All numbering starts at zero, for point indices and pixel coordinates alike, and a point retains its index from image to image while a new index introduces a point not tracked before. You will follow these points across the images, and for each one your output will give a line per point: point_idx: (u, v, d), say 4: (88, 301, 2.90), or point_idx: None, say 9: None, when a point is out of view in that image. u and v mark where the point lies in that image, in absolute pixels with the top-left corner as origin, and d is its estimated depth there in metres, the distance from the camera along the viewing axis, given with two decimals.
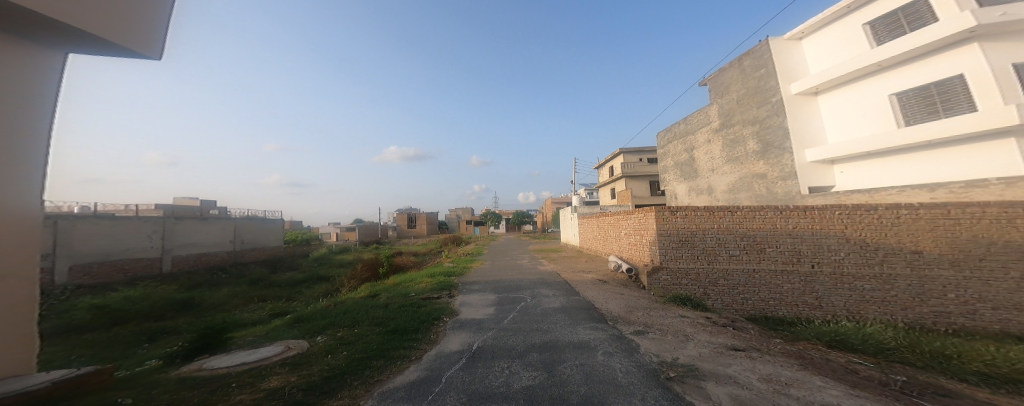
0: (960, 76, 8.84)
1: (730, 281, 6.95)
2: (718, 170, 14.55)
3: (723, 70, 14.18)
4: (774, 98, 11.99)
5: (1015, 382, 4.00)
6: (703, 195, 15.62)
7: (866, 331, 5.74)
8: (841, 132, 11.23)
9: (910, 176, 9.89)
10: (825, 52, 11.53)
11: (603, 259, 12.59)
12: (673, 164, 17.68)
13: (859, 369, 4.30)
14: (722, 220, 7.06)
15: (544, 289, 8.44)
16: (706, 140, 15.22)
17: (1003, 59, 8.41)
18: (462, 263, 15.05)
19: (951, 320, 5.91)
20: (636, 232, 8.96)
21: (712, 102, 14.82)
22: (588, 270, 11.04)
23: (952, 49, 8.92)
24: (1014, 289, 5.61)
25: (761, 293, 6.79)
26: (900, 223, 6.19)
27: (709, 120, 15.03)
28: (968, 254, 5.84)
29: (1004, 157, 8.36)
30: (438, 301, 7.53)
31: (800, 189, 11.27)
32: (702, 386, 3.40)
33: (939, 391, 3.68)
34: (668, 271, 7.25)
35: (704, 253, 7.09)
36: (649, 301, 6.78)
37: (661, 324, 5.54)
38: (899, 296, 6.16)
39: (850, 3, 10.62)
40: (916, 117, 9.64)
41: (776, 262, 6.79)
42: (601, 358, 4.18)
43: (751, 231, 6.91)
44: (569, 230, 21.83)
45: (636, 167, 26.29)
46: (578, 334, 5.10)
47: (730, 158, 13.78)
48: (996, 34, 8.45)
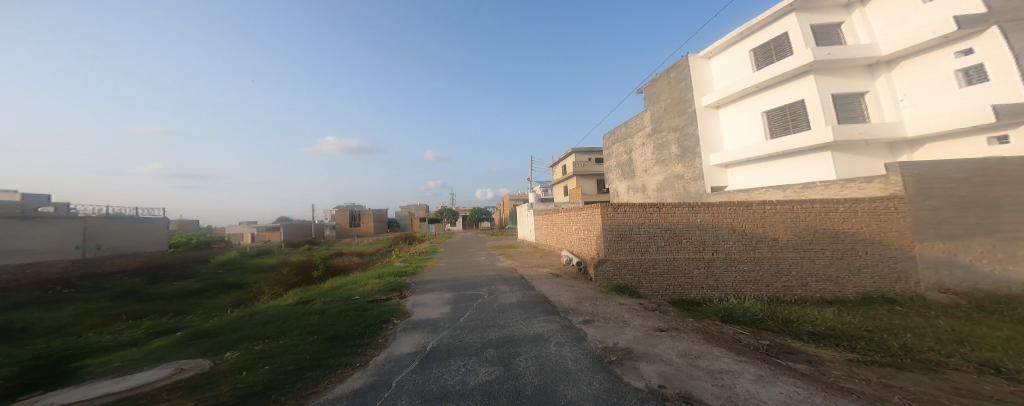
0: (802, 101, 11.14)
1: (658, 269, 7.90)
2: (650, 171, 16.22)
3: (654, 80, 15.80)
4: (690, 109, 13.83)
5: (834, 335, 5.32)
6: (638, 193, 17.27)
7: (745, 305, 7.05)
8: (732, 142, 13.35)
9: (773, 179, 12.21)
10: (726, 71, 13.55)
11: (556, 254, 13.27)
12: (616, 164, 19.23)
13: (741, 338, 5.32)
14: (652, 216, 7.96)
15: (501, 284, 8.69)
16: (641, 143, 16.84)
17: (829, 89, 10.80)
18: (415, 261, 14.71)
19: (794, 291, 7.54)
20: (584, 226, 9.67)
21: (645, 109, 16.52)
22: (542, 264, 11.54)
23: (798, 79, 11.20)
24: (827, 264, 7.46)
25: (681, 278, 7.83)
26: (765, 217, 7.67)
27: (642, 126, 16.74)
28: (803, 240, 7.54)
29: (823, 165, 10.85)
30: (389, 303, 7.27)
31: (704, 189, 13.30)
32: (637, 366, 3.90)
33: (790, 350, 4.75)
34: (611, 263, 7.96)
35: (638, 245, 7.96)
36: (588, 292, 7.40)
37: (604, 312, 6.14)
38: (765, 275, 7.65)
39: (741, 32, 12.64)
40: (777, 132, 11.93)
41: (688, 251, 7.89)
42: (553, 348, 4.51)
43: (674, 225, 7.91)
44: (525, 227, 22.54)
45: (587, 166, 27.96)
46: (533, 327, 5.40)
47: (659, 160, 15.54)
48: (827, 70, 10.82)
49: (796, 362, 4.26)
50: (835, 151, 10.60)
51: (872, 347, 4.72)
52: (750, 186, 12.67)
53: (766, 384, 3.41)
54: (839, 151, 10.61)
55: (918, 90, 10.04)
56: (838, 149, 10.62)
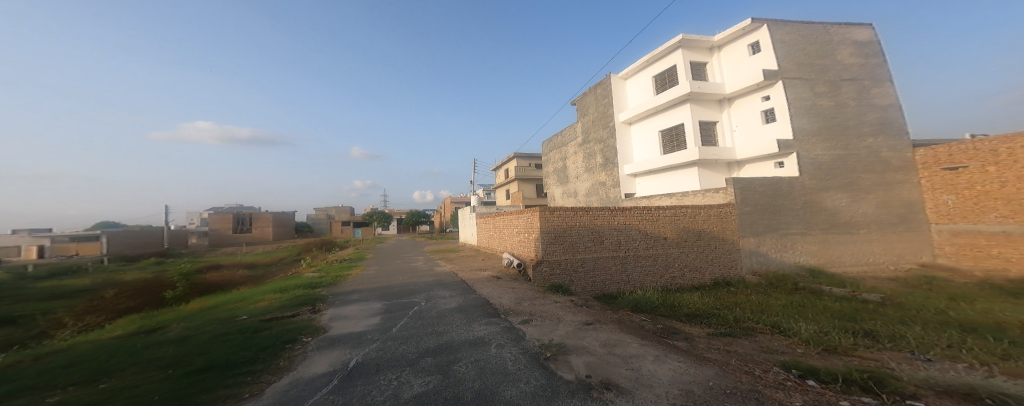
0: (682, 124, 13.58)
1: (587, 267, 8.49)
2: (582, 177, 17.59)
3: (585, 94, 17.37)
4: (611, 123, 15.60)
5: (700, 314, 6.53)
6: (571, 197, 18.56)
7: (646, 294, 8.16)
8: (637, 155, 15.43)
9: (661, 187, 14.49)
10: (635, 93, 15.62)
11: (497, 256, 13.43)
12: (553, 170, 20.39)
13: (643, 323, 6.16)
14: (582, 218, 8.59)
15: (441, 289, 8.33)
16: (574, 151, 18.23)
17: (698, 117, 13.43)
18: (337, 270, 13.48)
19: (677, 281, 9.11)
20: (521, 228, 9.92)
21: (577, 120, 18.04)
22: (483, 267, 11.55)
23: (678, 107, 13.67)
24: (694, 256, 9.31)
25: (605, 275, 8.62)
26: (659, 219, 9.13)
27: (574, 135, 18.19)
28: (682, 238, 9.25)
29: (688, 179, 13.53)
30: (291, 325, 6.11)
31: (620, 195, 15.18)
32: (568, 360, 3.87)
33: (674, 330, 5.75)
34: (548, 263, 8.22)
35: (570, 245, 8.47)
36: (522, 291, 7.48)
37: (540, 311, 6.08)
38: (659, 268, 9.04)
39: (645, 61, 14.75)
40: (666, 148, 14.27)
41: (609, 250, 8.75)
42: (494, 351, 4.15)
43: (601, 227, 8.72)
44: (466, 230, 22.32)
45: (528, 171, 29.01)
46: (473, 331, 4.96)
47: (588, 168, 17.11)
48: (697, 101, 13.44)
49: (680, 340, 5.19)
50: (703, 167, 13.18)
51: (721, 322, 5.94)
52: (647, 193, 14.83)
53: (660, 361, 3.81)
54: (706, 167, 13.22)
55: (746, 124, 13.07)
56: (705, 165, 13.24)
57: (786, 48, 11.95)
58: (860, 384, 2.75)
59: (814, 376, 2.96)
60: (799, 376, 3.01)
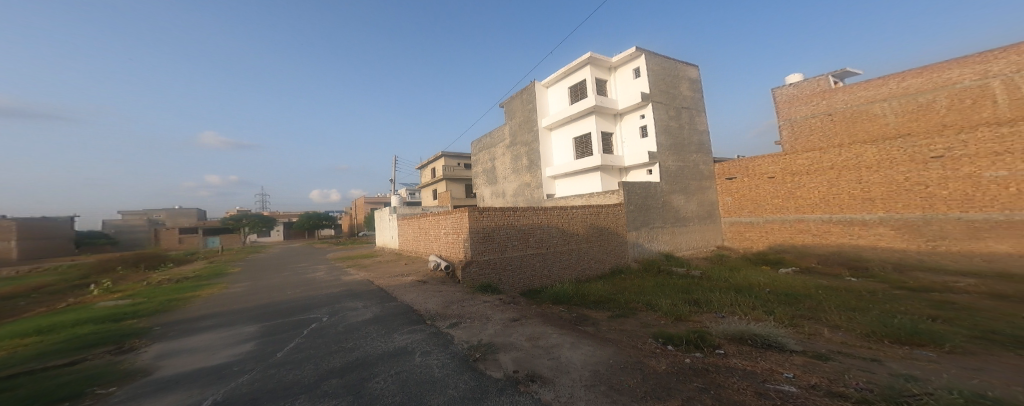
0: (589, 133, 15.18)
1: (514, 265, 8.69)
2: (509, 178, 18.19)
3: (512, 98, 17.99)
4: (536, 127, 16.48)
5: (604, 300, 7.38)
6: (499, 198, 18.93)
7: (565, 285, 8.78)
8: (555, 159, 16.68)
9: (572, 188, 15.99)
10: (555, 101, 16.82)
11: (422, 259, 12.95)
12: (481, 171, 20.59)
13: (563, 314, 6.48)
14: (509, 218, 8.76)
15: (350, 303, 7.39)
16: (502, 153, 18.69)
17: (600, 127, 15.26)
18: (166, 296, 9.54)
19: (587, 271, 10.18)
20: (449, 229, 9.71)
21: (505, 122, 18.62)
22: (405, 272, 10.91)
23: (586, 117, 15.27)
24: (599, 249, 10.58)
25: (530, 272, 8.94)
26: (573, 217, 10.05)
27: (501, 136, 18.69)
28: (590, 233, 10.42)
29: (591, 183, 15.31)
30: (72, 376, 3.66)
31: (542, 195, 16.19)
32: (498, 358, 3.71)
33: (585, 318, 6.32)
34: (477, 264, 8.10)
35: (498, 245, 8.53)
36: (450, 293, 7.27)
37: (469, 312, 5.92)
38: (575, 261, 9.92)
39: (562, 73, 16.00)
40: (578, 153, 15.73)
41: (535, 247, 9.14)
42: (418, 359, 3.78)
43: (528, 226, 9.10)
44: (386, 233, 20.74)
45: (456, 171, 28.68)
46: (394, 342, 4.51)
47: (515, 169, 17.77)
48: (601, 113, 15.23)
49: (592, 326, 5.67)
50: (604, 171, 15.03)
51: (617, 306, 6.81)
52: (563, 194, 16.15)
53: (576, 347, 4.04)
54: (607, 172, 15.10)
55: (629, 136, 15.22)
56: (606, 170, 15.11)
57: (657, 75, 14.63)
58: (702, 344, 3.61)
59: (672, 342, 3.75)
60: (663, 343, 3.78)
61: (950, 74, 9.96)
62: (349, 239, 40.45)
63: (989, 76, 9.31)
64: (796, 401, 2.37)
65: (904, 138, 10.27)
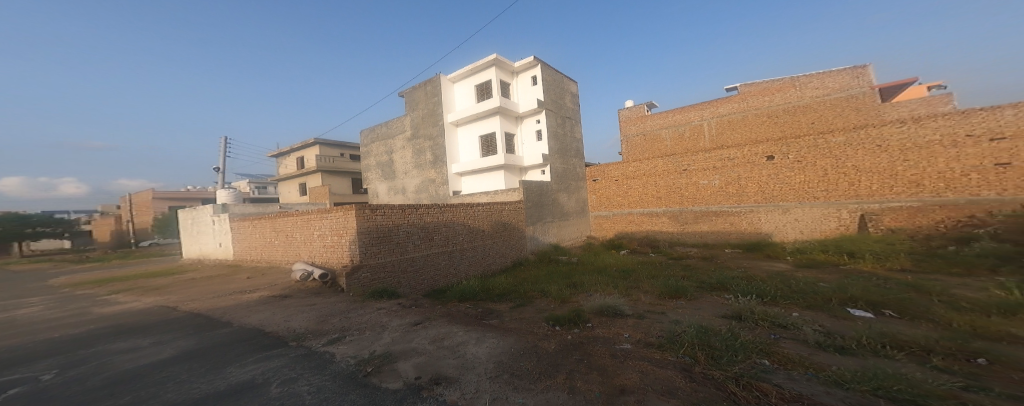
0: (494, 133, 15.80)
1: (414, 267, 8.22)
2: (409, 173, 17.35)
3: (414, 88, 17.22)
4: (441, 121, 16.18)
5: (506, 292, 7.87)
6: (398, 194, 17.90)
7: (470, 282, 8.91)
8: (462, 156, 16.73)
9: (478, 186, 16.35)
10: (461, 98, 16.86)
11: (278, 267, 10.11)
12: (375, 164, 19.05)
13: (468, 311, 6.67)
14: (409, 216, 8.26)
15: (124, 343, 4.51)
16: (401, 146, 17.67)
17: (505, 128, 15.99)
18: None
19: (492, 266, 10.61)
20: (324, 231, 8.28)
21: (405, 112, 17.58)
22: (249, 285, 8.20)
23: (491, 117, 15.80)
24: (503, 244, 11.17)
25: (432, 272, 8.67)
26: (478, 213, 10.33)
27: (402, 129, 17.60)
28: (495, 229, 10.90)
29: (496, 180, 15.92)
30: None
31: (448, 192, 16.01)
32: (396, 367, 3.53)
33: (490, 312, 6.60)
34: (368, 268, 7.19)
35: (395, 246, 7.90)
36: (337, 304, 6.13)
37: (359, 323, 5.27)
38: (479, 257, 10.19)
39: (469, 70, 16.09)
40: (484, 152, 16.14)
41: (439, 245, 8.98)
42: (279, 389, 3.05)
43: (430, 224, 8.81)
44: (208, 241, 14.32)
45: (337, 162, 25.72)
46: (231, 376, 3.32)
47: (417, 164, 17.03)
48: (505, 114, 15.95)
49: (493, 319, 6.01)
50: (508, 170, 15.82)
51: (518, 296, 7.38)
52: (470, 191, 16.35)
53: (478, 341, 4.26)
54: (510, 171, 15.94)
55: (528, 138, 16.38)
56: (509, 170, 15.93)
57: (550, 86, 16.34)
58: (580, 323, 4.29)
59: (558, 323, 4.31)
60: (552, 325, 4.30)
61: (690, 114, 16.82)
62: (101, 254, 25.93)
63: (703, 119, 16.51)
64: (630, 357, 3.09)
65: (671, 156, 14.90)
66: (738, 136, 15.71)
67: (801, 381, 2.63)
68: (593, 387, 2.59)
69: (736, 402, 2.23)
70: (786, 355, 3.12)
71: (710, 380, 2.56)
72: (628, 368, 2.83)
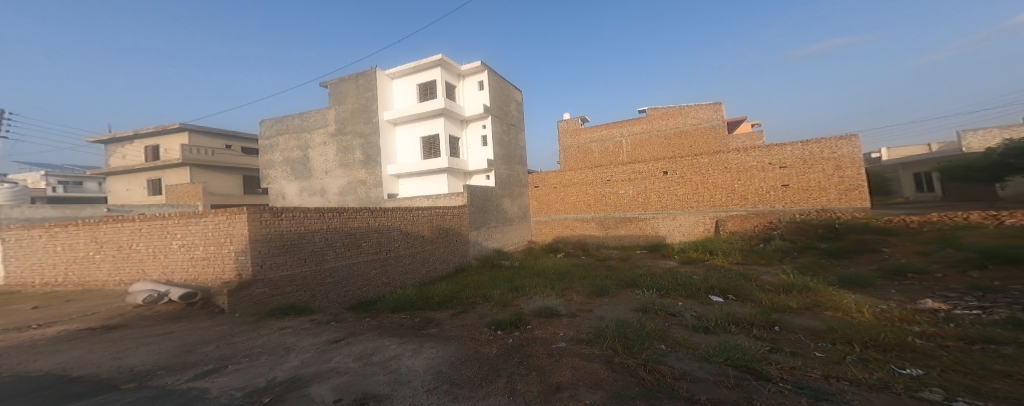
0: (437, 135, 15.54)
1: (334, 279, 7.16)
2: (332, 173, 15.96)
3: (343, 80, 15.92)
4: (375, 118, 15.27)
5: (447, 299, 7.75)
6: (315, 195, 16.31)
7: (407, 291, 8.47)
8: (401, 157, 16.07)
9: (419, 189, 15.89)
10: (401, 95, 16.22)
11: (94, 293, 7.08)
12: (283, 160, 17.00)
13: (404, 322, 6.39)
14: (330, 220, 7.19)
15: None
16: (322, 142, 16.17)
17: (449, 130, 15.77)
18: None
19: (431, 273, 10.29)
20: (187, 240, 6.25)
21: (330, 104, 16.06)
22: (26, 324, 5.23)
23: (435, 118, 15.52)
24: (445, 250, 10.99)
25: (358, 282, 7.80)
26: (418, 219, 9.99)
27: (327, 123, 16.05)
28: (435, 235, 10.62)
29: (438, 184, 15.69)
30: None
31: (382, 195, 15.11)
32: (307, 393, 2.86)
33: (428, 321, 6.43)
34: (266, 283, 5.80)
35: (310, 255, 6.67)
36: (219, 329, 4.77)
37: (248, 349, 3.93)
38: (417, 265, 9.80)
39: (412, 67, 15.55)
40: (425, 154, 15.73)
41: (368, 253, 8.20)
42: None
43: (356, 229, 7.90)
44: None
45: (219, 155, 22.05)
46: None
47: (342, 163, 15.79)
48: (450, 116, 15.74)
49: (429, 329, 5.84)
50: (451, 174, 15.68)
51: (460, 302, 7.33)
52: (408, 194, 15.80)
53: (416, 354, 4.08)
54: (453, 175, 15.81)
55: (474, 143, 16.46)
56: (452, 173, 15.78)
57: (496, 92, 16.70)
58: (521, 325, 4.54)
59: (501, 327, 4.46)
60: (496, 330, 4.43)
61: (609, 131, 18.74)
62: None
63: (620, 136, 18.50)
64: (566, 354, 3.39)
65: (599, 168, 16.27)
66: (643, 153, 18.07)
67: (684, 360, 3.22)
68: (532, 387, 2.81)
69: (644, 385, 2.62)
70: (675, 339, 3.79)
71: (625, 368, 2.97)
72: (564, 365, 3.11)
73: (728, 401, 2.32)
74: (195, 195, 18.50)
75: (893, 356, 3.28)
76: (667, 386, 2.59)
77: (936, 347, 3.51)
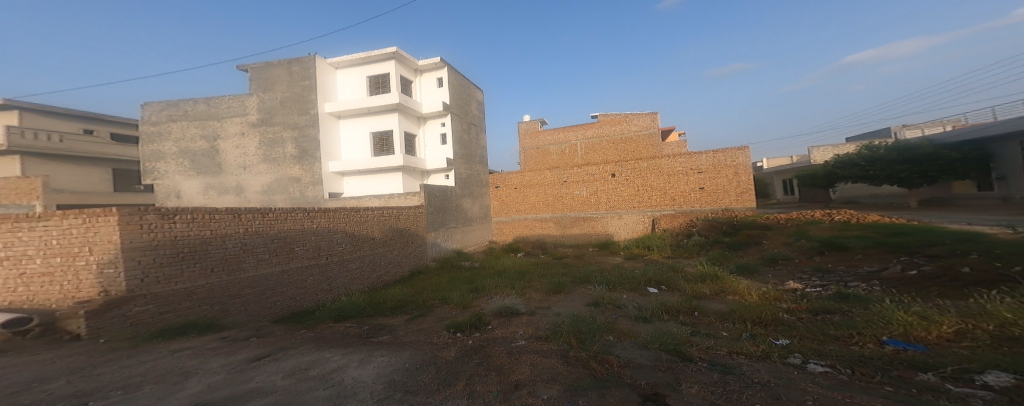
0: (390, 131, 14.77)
1: (254, 291, 5.95)
2: (253, 168, 14.22)
3: (270, 65, 14.22)
4: (313, 110, 14.00)
5: (401, 304, 7.38)
6: (227, 194, 14.35)
7: (354, 298, 7.73)
8: (348, 154, 15.07)
9: (370, 188, 15.00)
10: (346, 87, 15.15)
11: None
12: (179, 151, 14.45)
13: (348, 331, 5.90)
14: (248, 223, 5.98)
15: None
16: (238, 132, 14.28)
17: (404, 127, 15.06)
18: None
19: (382, 278, 9.65)
20: (20, 250, 4.54)
21: (251, 91, 14.24)
22: None
23: (387, 114, 14.73)
24: (398, 252, 10.47)
25: (289, 291, 6.67)
26: (366, 220, 9.28)
27: (250, 112, 14.23)
28: (386, 238, 10.03)
29: (392, 183, 14.91)
30: None
31: (322, 195, 13.90)
32: None
33: (378, 328, 6.07)
34: (150, 300, 4.52)
35: (220, 263, 5.42)
36: (85, 356, 3.63)
37: (122, 380, 3.02)
38: (365, 269, 9.04)
39: (362, 58, 14.58)
40: (376, 151, 14.88)
41: (301, 259, 7.09)
42: None
43: (283, 232, 6.73)
44: None
45: None
46: None
47: (268, 158, 14.12)
48: (404, 112, 15.05)
49: (378, 337, 5.48)
50: (405, 173, 14.99)
51: (416, 307, 7.05)
52: (356, 193, 14.88)
53: (365, 365, 3.79)
54: (408, 174, 15.17)
55: (432, 141, 15.96)
56: (407, 172, 15.12)
57: (456, 90, 16.39)
58: (481, 326, 4.53)
59: (460, 330, 4.41)
60: (455, 332, 4.37)
61: (561, 135, 19.51)
62: None
63: (574, 140, 19.32)
64: (524, 352, 3.46)
65: (557, 169, 16.76)
66: (591, 156, 19.10)
67: (627, 348, 3.47)
68: (491, 387, 2.80)
69: (594, 375, 2.79)
70: (615, 328, 4.12)
71: (578, 361, 3.12)
72: (521, 363, 3.16)
73: (664, 383, 2.55)
74: (27, 193, 11.88)
75: (770, 330, 3.90)
76: (614, 375, 2.78)
77: (795, 319, 4.24)
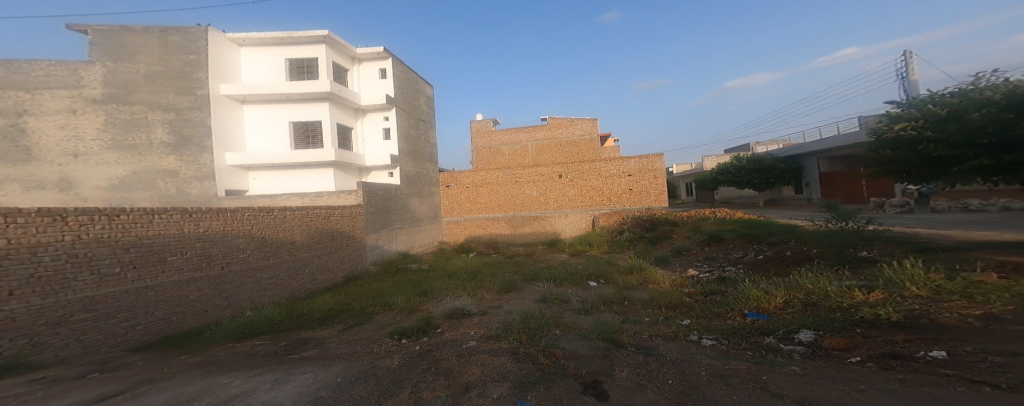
0: (317, 122, 13.39)
1: (95, 318, 3.97)
2: (89, 157, 11.04)
3: (127, 29, 11.51)
4: (199, 91, 11.93)
5: (332, 314, 6.63)
6: (36, 190, 10.50)
7: (264, 311, 6.31)
8: (255, 144, 13.39)
9: (290, 185, 13.62)
10: (252, 68, 13.39)
11: None
12: None
13: (252, 346, 4.79)
14: (84, 228, 3.99)
15: None
16: (62, 108, 10.84)
17: (336, 118, 13.79)
18: None
19: (309, 286, 8.51)
20: None
21: (93, 58, 11.25)
22: None
23: (317, 102, 13.32)
24: (331, 257, 9.43)
25: (160, 312, 4.78)
26: (286, 222, 7.93)
27: (90, 84, 11.18)
28: (314, 242, 8.90)
29: (323, 180, 13.50)
30: None
31: (216, 192, 12.16)
32: None
33: (302, 341, 5.25)
34: None
35: (25, 284, 3.41)
36: None
37: None
38: (282, 279, 7.58)
39: (281, 38, 12.98)
40: (297, 143, 13.44)
41: (181, 270, 5.22)
42: None
43: (145, 238, 4.73)
44: None
45: None
46: None
47: (121, 144, 11.34)
48: (337, 102, 13.76)
49: (304, 352, 4.75)
50: (337, 169, 13.74)
51: (353, 315, 6.47)
52: (268, 190, 13.51)
53: (309, 382, 3.21)
54: (341, 170, 13.95)
55: (372, 136, 14.94)
56: (339, 168, 13.89)
57: (402, 83, 15.50)
58: (429, 330, 4.37)
59: (405, 335, 4.22)
60: (398, 338, 4.16)
61: (507, 136, 19.82)
62: None
63: (523, 142, 19.74)
64: (475, 353, 3.43)
65: (507, 169, 16.87)
66: (536, 158, 19.74)
67: (570, 340, 3.67)
68: (438, 392, 2.72)
69: (541, 369, 2.90)
70: (552, 318, 4.36)
71: (527, 357, 3.20)
72: (473, 364, 3.14)
73: (600, 370, 2.74)
74: None
75: (679, 312, 4.45)
76: (559, 367, 2.91)
77: (694, 301, 4.92)
